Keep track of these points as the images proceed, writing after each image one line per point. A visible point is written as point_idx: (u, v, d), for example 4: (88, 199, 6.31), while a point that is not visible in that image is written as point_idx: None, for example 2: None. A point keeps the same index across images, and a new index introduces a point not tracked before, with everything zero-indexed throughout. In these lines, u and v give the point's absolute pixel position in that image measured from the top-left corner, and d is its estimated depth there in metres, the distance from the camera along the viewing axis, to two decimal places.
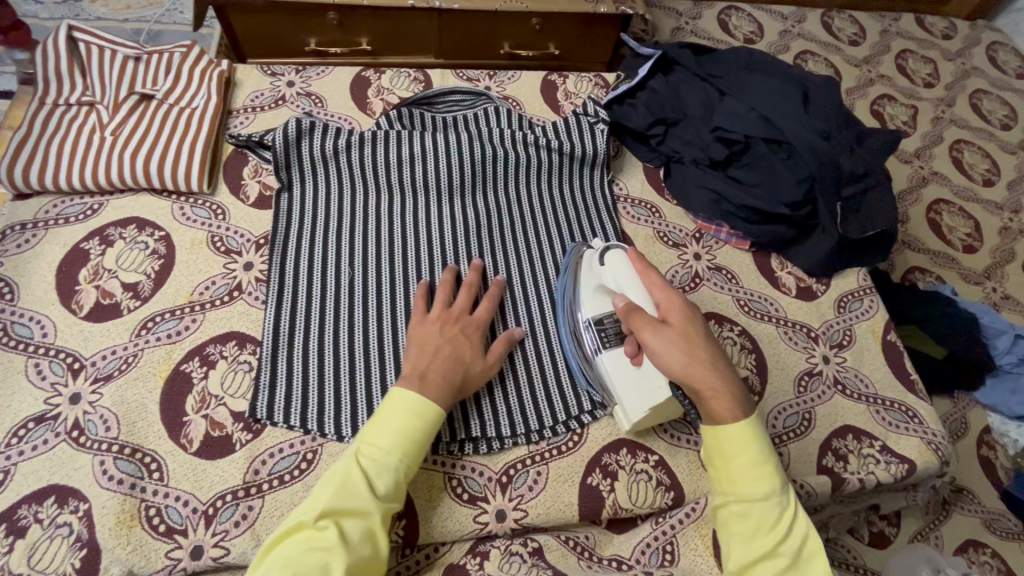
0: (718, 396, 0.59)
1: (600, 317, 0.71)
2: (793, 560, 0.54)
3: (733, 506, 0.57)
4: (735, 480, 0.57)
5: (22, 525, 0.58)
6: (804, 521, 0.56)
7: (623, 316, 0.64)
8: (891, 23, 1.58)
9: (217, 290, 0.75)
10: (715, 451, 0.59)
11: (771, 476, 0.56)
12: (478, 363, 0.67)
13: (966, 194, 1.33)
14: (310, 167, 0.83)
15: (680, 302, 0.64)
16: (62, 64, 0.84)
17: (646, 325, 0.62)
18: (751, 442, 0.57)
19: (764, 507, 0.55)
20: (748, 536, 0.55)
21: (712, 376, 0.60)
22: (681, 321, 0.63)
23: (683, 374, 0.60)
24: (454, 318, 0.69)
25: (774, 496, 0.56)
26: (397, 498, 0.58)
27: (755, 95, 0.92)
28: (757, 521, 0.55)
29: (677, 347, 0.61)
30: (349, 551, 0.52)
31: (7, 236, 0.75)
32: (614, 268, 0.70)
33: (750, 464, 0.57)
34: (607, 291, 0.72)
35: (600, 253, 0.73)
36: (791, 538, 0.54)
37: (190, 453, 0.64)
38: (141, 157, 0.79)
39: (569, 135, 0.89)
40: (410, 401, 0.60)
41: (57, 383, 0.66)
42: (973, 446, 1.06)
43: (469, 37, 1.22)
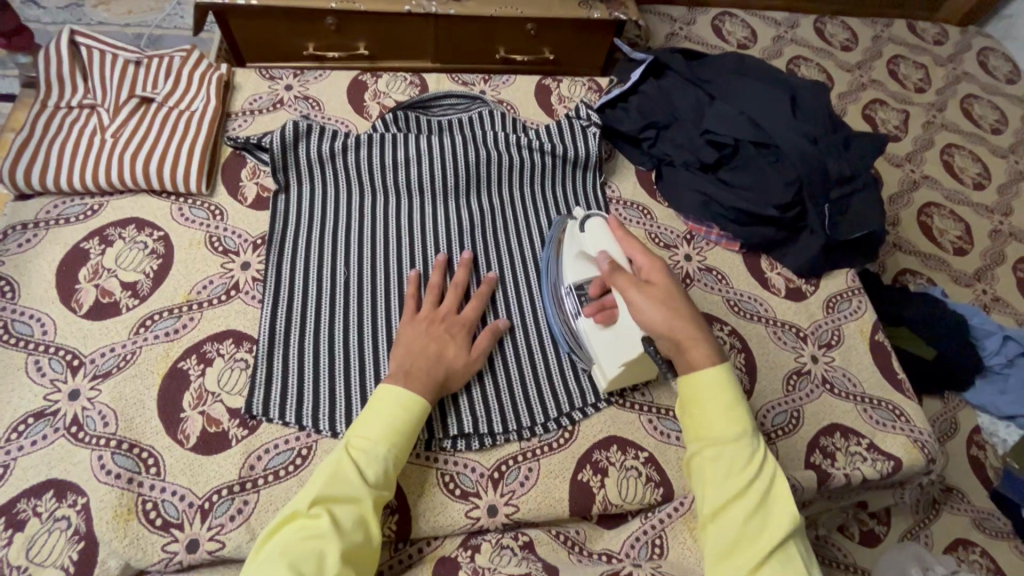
0: (698, 346, 0.61)
1: (580, 283, 0.74)
2: (763, 498, 0.55)
3: (704, 453, 0.59)
4: (706, 427, 0.59)
5: (21, 518, 0.59)
6: (773, 461, 0.58)
7: (608, 275, 0.67)
8: (883, 29, 1.60)
9: (214, 289, 0.76)
10: (688, 398, 0.61)
11: (741, 419, 0.58)
12: (459, 362, 0.68)
13: (957, 197, 1.35)
14: (307, 170, 0.84)
15: (661, 264, 0.67)
16: (65, 68, 0.86)
17: (628, 283, 0.65)
18: (719, 387, 0.59)
19: (735, 449, 0.57)
20: (721, 478, 0.57)
21: (692, 329, 0.62)
22: (663, 281, 0.65)
23: (664, 327, 0.62)
24: (441, 317, 0.71)
25: (744, 438, 0.58)
26: (388, 487, 0.60)
27: (745, 99, 0.94)
28: (728, 462, 0.57)
29: (659, 303, 0.63)
30: (342, 538, 0.53)
31: (9, 235, 0.77)
32: (595, 235, 0.72)
33: (721, 408, 0.59)
34: (586, 257, 0.74)
35: (580, 223, 0.76)
36: (758, 479, 0.56)
37: (187, 448, 0.65)
38: (141, 158, 0.81)
39: (561, 137, 0.90)
40: (398, 397, 0.62)
41: (56, 380, 0.67)
42: (963, 446, 1.07)
43: (465, 42, 1.24)
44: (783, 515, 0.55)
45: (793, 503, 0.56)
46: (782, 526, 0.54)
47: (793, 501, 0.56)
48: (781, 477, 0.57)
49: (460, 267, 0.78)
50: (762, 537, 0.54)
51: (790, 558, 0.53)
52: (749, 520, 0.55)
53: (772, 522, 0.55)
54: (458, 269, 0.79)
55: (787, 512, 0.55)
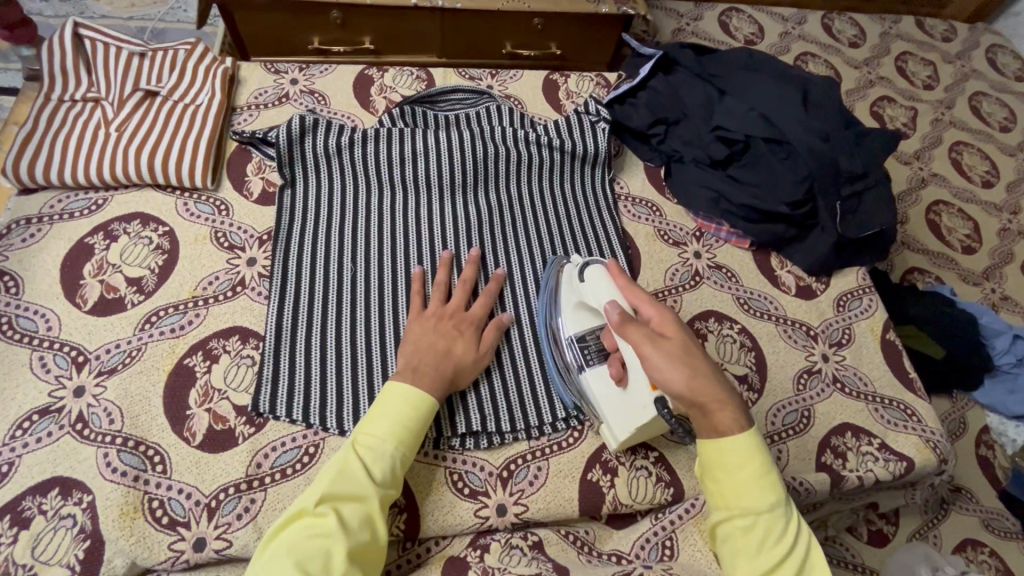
0: (723, 408, 0.57)
1: (581, 333, 0.71)
2: (800, 571, 0.53)
3: (735, 522, 0.56)
4: (736, 495, 0.56)
5: (26, 516, 0.59)
6: (806, 531, 0.56)
7: (620, 329, 0.62)
8: (891, 25, 1.59)
9: (220, 285, 0.75)
10: (717, 465, 0.57)
11: (773, 488, 0.55)
12: (468, 358, 0.68)
13: (965, 195, 1.34)
14: (313, 165, 0.83)
15: (673, 317, 0.63)
16: (68, 61, 0.85)
17: (644, 338, 0.60)
18: (751, 456, 0.56)
19: (769, 521, 0.54)
20: (755, 550, 0.54)
21: (715, 388, 0.58)
22: (679, 335, 0.61)
23: (687, 390, 0.57)
24: (449, 314, 0.70)
25: (778, 507, 0.55)
26: (395, 485, 0.59)
27: (755, 95, 0.92)
28: (762, 534, 0.54)
29: (678, 361, 0.58)
30: (349, 536, 0.53)
31: (13, 230, 0.76)
32: (594, 285, 0.69)
33: (753, 476, 0.56)
34: (585, 307, 0.72)
35: (579, 269, 0.73)
36: (794, 551, 0.53)
37: (193, 446, 0.65)
38: (146, 152, 0.80)
39: (570, 134, 0.89)
40: (405, 394, 0.61)
41: (61, 376, 0.67)
42: (972, 446, 1.06)
43: (471, 36, 1.23)
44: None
45: (830, 575, 0.53)
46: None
47: (828, 573, 0.54)
48: (814, 545, 0.55)
49: (467, 266, 0.77)
50: None
51: None
52: None
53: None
54: (465, 268, 0.78)
55: None
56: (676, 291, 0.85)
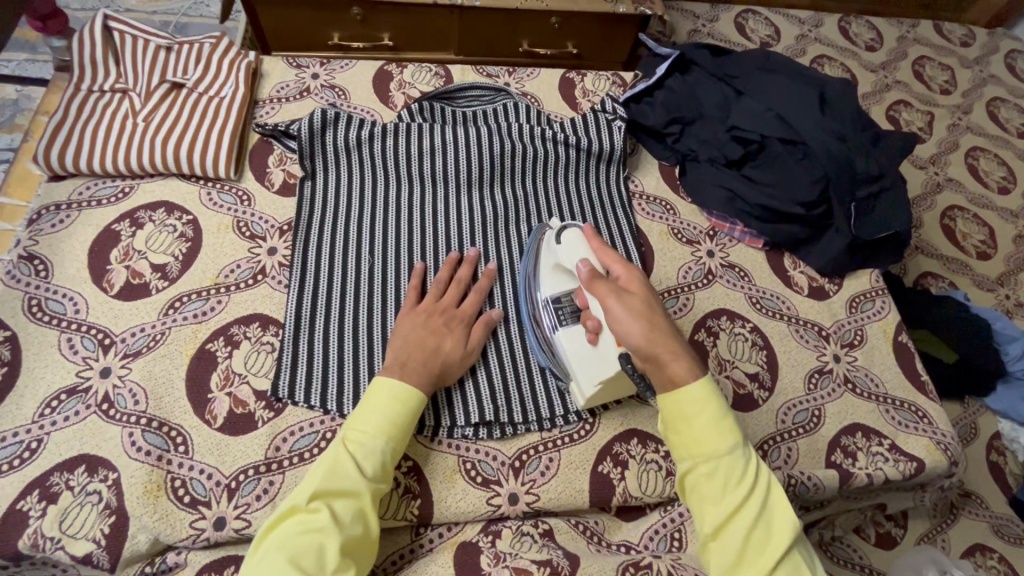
0: (680, 361, 0.57)
1: (557, 296, 0.72)
2: (763, 508, 0.53)
3: (697, 469, 0.56)
4: (697, 443, 0.56)
5: (54, 491, 0.61)
6: (767, 469, 0.56)
7: (588, 284, 0.64)
8: (910, 29, 1.58)
9: (242, 273, 0.77)
10: (675, 416, 0.57)
11: (730, 431, 0.56)
12: (456, 354, 0.69)
13: (981, 201, 1.33)
14: (334, 159, 0.85)
15: (640, 276, 0.63)
16: (98, 52, 0.87)
17: (609, 292, 0.62)
18: (706, 401, 0.56)
19: (729, 465, 0.54)
20: (719, 496, 0.54)
21: (673, 343, 0.58)
22: (643, 292, 0.62)
23: (645, 341, 0.58)
24: (439, 310, 0.71)
25: (738, 449, 0.55)
26: (386, 479, 0.60)
27: (773, 95, 0.93)
28: (724, 478, 0.54)
29: (639, 314, 0.59)
30: (341, 531, 0.54)
31: (43, 216, 0.78)
32: (570, 247, 0.70)
33: (710, 421, 0.56)
34: (564, 270, 0.72)
35: (556, 233, 0.73)
36: (756, 489, 0.54)
37: (214, 429, 0.66)
38: (171, 143, 0.82)
39: (587, 132, 0.90)
40: (393, 389, 0.62)
41: (88, 358, 0.69)
42: (983, 452, 1.06)
43: (489, 34, 1.24)
44: (785, 523, 0.53)
45: (790, 506, 0.54)
46: (785, 535, 0.52)
47: (791, 507, 0.54)
48: (775, 481, 0.56)
49: (463, 265, 0.78)
50: (769, 545, 0.52)
51: (796, 564, 0.52)
52: (753, 534, 0.52)
53: (776, 531, 0.53)
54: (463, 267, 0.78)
55: (787, 516, 0.53)
56: (688, 288, 0.86)
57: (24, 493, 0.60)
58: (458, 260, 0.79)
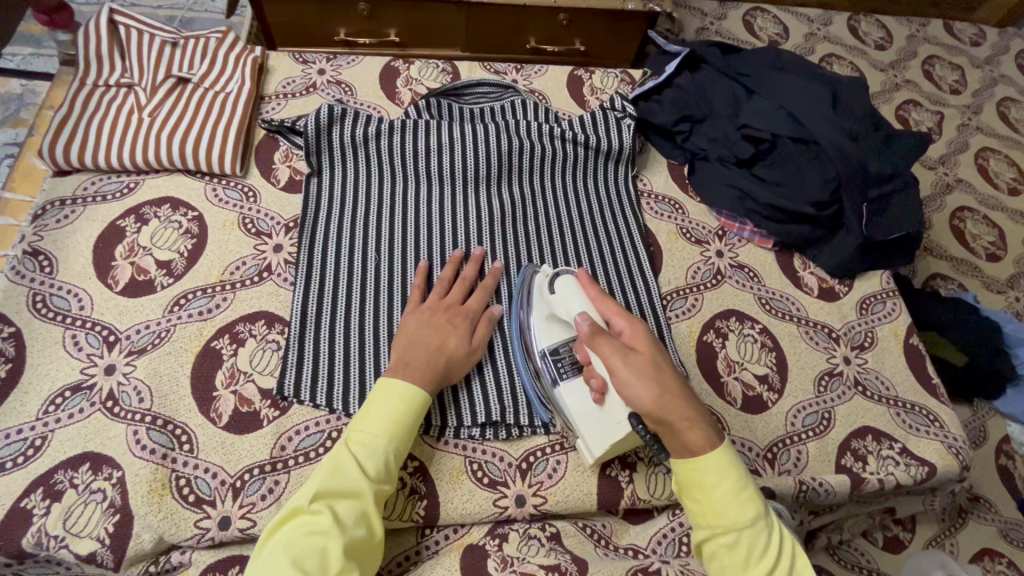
0: (692, 425, 0.56)
1: (555, 346, 0.69)
2: None
3: (719, 540, 0.54)
4: (719, 513, 0.55)
5: (58, 489, 0.60)
6: (788, 537, 0.55)
7: (589, 342, 0.61)
8: (919, 28, 1.56)
9: (248, 270, 0.76)
10: (693, 483, 0.56)
11: (752, 501, 0.55)
12: (461, 352, 0.68)
13: (992, 202, 1.32)
14: (340, 156, 0.84)
15: (643, 330, 0.62)
16: (103, 46, 0.86)
17: (615, 351, 0.59)
18: (728, 472, 0.55)
19: (752, 536, 0.53)
20: (740, 568, 0.53)
21: (684, 404, 0.57)
22: (649, 349, 0.60)
23: (655, 405, 0.56)
24: (444, 307, 0.71)
25: (760, 519, 0.54)
26: (390, 480, 0.59)
27: (784, 93, 0.92)
28: (747, 550, 0.53)
29: (647, 376, 0.57)
30: (344, 533, 0.53)
31: (48, 211, 0.78)
32: (564, 296, 0.67)
33: (732, 491, 0.54)
34: (558, 320, 0.69)
35: (549, 281, 0.71)
36: (780, 562, 0.53)
37: (220, 427, 0.66)
38: (177, 139, 0.81)
39: (596, 130, 0.89)
40: (397, 387, 0.61)
41: (93, 355, 0.68)
42: (991, 456, 1.05)
43: (496, 31, 1.23)
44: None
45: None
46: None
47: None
48: (798, 552, 0.55)
49: (469, 263, 0.77)
50: None
51: None
52: None
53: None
54: (469, 264, 0.78)
55: None
56: (698, 289, 0.85)
57: (28, 491, 0.60)
58: (464, 257, 0.79)
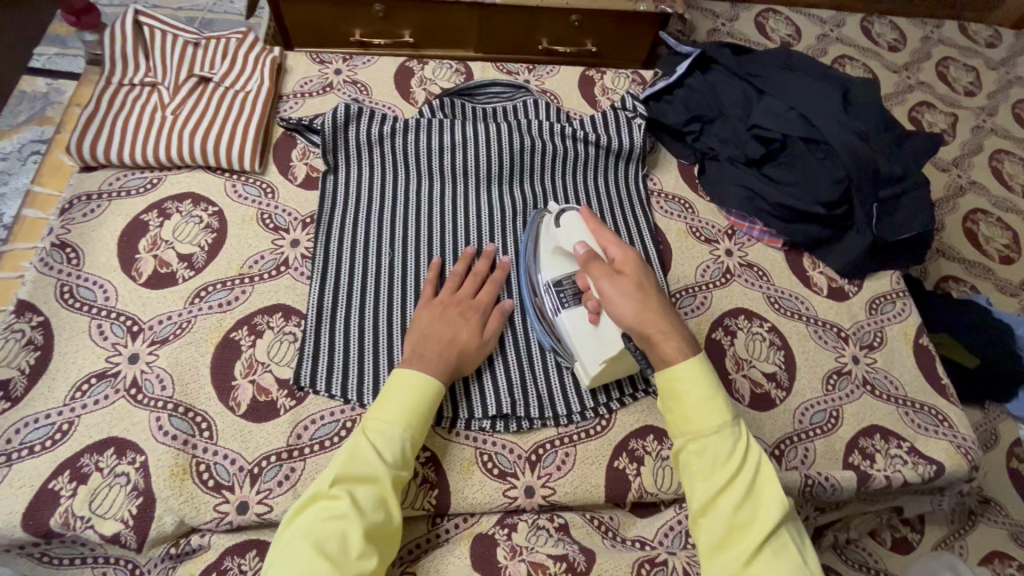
0: (669, 341, 0.59)
1: (558, 278, 0.73)
2: (751, 485, 0.55)
3: (689, 446, 0.58)
4: (688, 421, 0.58)
5: (84, 472, 0.62)
6: (757, 446, 0.57)
7: (583, 264, 0.64)
8: (934, 29, 1.56)
9: (265, 264, 0.79)
10: (667, 392, 0.59)
11: (720, 409, 0.57)
12: (473, 344, 0.69)
13: (1006, 205, 1.31)
14: (356, 153, 0.86)
15: (634, 254, 0.64)
16: (128, 47, 0.89)
17: (602, 273, 0.63)
18: (696, 380, 0.58)
19: (717, 441, 0.56)
20: (707, 473, 0.56)
21: (664, 322, 0.60)
22: (637, 272, 0.63)
23: (635, 322, 0.60)
24: (457, 302, 0.72)
25: (726, 428, 0.57)
26: (407, 467, 0.61)
27: (796, 94, 0.92)
28: (712, 456, 0.56)
29: (631, 296, 0.61)
30: (364, 518, 0.55)
31: (75, 205, 0.80)
32: (569, 230, 0.70)
33: (699, 399, 0.57)
34: (563, 252, 0.73)
35: (555, 217, 0.74)
36: (743, 468, 0.55)
37: (238, 415, 0.68)
38: (199, 136, 0.83)
39: (606, 129, 0.90)
40: (413, 380, 0.63)
41: (117, 344, 0.70)
42: (1003, 458, 1.05)
43: (508, 32, 1.25)
44: (773, 501, 0.54)
45: (779, 486, 0.55)
46: (772, 512, 0.54)
47: (780, 488, 0.55)
48: (766, 463, 0.56)
49: (481, 258, 0.78)
50: (755, 524, 0.53)
51: (783, 543, 0.53)
52: (739, 509, 0.54)
53: (762, 509, 0.54)
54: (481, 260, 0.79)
55: (774, 495, 0.54)
56: (706, 287, 0.86)
57: (56, 473, 0.62)
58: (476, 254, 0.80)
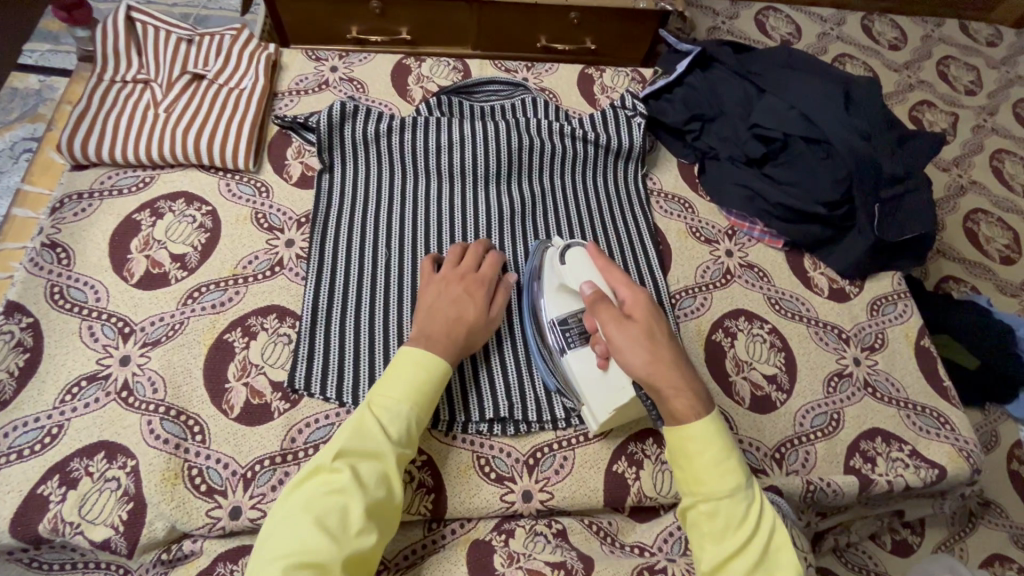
0: (681, 396, 0.58)
1: (564, 316, 0.70)
2: (764, 552, 0.53)
3: (700, 507, 0.56)
4: (700, 480, 0.56)
5: (74, 477, 0.61)
6: (771, 511, 0.56)
7: (591, 308, 0.63)
8: (935, 28, 1.55)
9: (259, 265, 0.77)
10: (679, 451, 0.58)
11: (734, 472, 0.56)
12: (480, 321, 0.68)
13: (1007, 205, 1.30)
14: (352, 152, 0.85)
15: (644, 298, 0.63)
16: (120, 43, 0.87)
17: (610, 319, 0.61)
18: (710, 440, 0.57)
19: (731, 505, 0.55)
20: (718, 536, 0.54)
21: (675, 374, 0.59)
22: (647, 318, 0.62)
23: (645, 372, 0.59)
24: (460, 276, 0.70)
25: (741, 491, 0.55)
26: (411, 445, 0.60)
27: (797, 93, 0.91)
28: (725, 519, 0.54)
29: (639, 343, 0.59)
30: (365, 493, 0.54)
31: (66, 204, 0.79)
32: (575, 267, 0.68)
33: (714, 460, 0.56)
34: (569, 290, 0.70)
35: (560, 253, 0.71)
36: (757, 535, 0.54)
37: (231, 419, 0.67)
38: (192, 134, 0.82)
39: (606, 128, 0.89)
40: (422, 357, 0.62)
41: (108, 346, 0.69)
42: (1003, 460, 1.04)
43: (506, 30, 1.24)
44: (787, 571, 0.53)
45: (793, 556, 0.54)
46: None
47: (793, 557, 0.54)
48: (780, 531, 0.55)
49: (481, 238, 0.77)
50: None
51: None
52: None
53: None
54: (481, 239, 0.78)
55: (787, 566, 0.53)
56: (706, 288, 0.85)
57: (45, 478, 0.61)
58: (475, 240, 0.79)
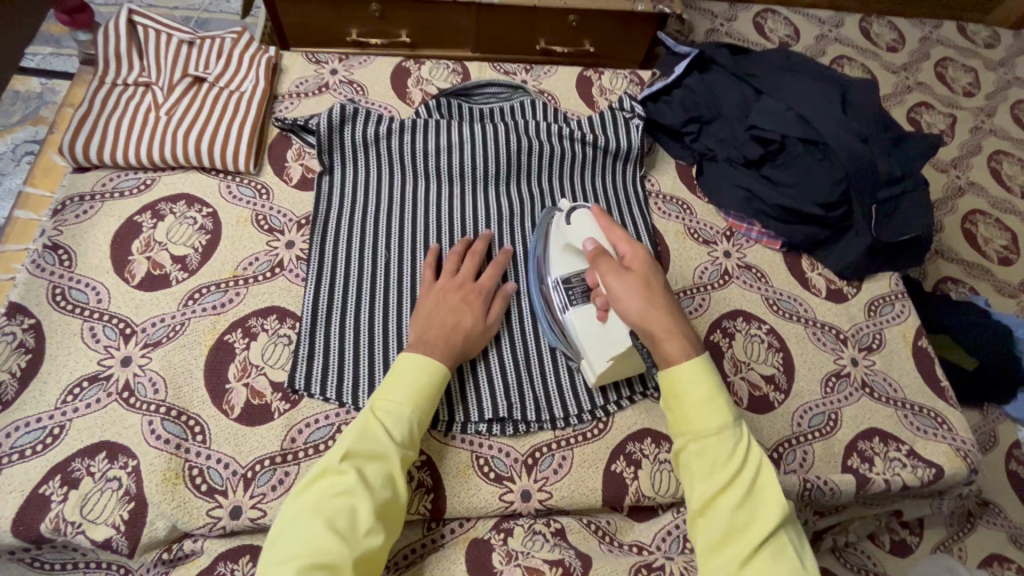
0: (674, 340, 0.59)
1: (567, 276, 0.72)
2: (751, 487, 0.54)
3: (689, 446, 0.57)
4: (689, 420, 0.58)
5: (75, 477, 0.62)
6: (759, 446, 0.57)
7: (592, 260, 0.64)
8: (932, 30, 1.55)
9: (260, 266, 0.78)
10: (670, 394, 0.59)
11: (722, 409, 0.57)
12: (477, 329, 0.69)
13: (1005, 206, 1.31)
14: (352, 153, 0.85)
15: (644, 251, 0.63)
16: (122, 46, 0.88)
17: (609, 269, 0.62)
18: (699, 379, 0.57)
19: (719, 441, 0.56)
20: (707, 473, 0.56)
21: (669, 321, 0.60)
22: (644, 269, 0.62)
23: (638, 317, 0.60)
24: (458, 286, 0.71)
25: (728, 429, 0.56)
26: (414, 447, 0.60)
27: (795, 94, 0.91)
28: (712, 457, 0.56)
29: (635, 290, 0.60)
30: (372, 495, 0.54)
31: (67, 206, 0.80)
32: (579, 226, 0.71)
33: (703, 399, 0.57)
34: (574, 250, 0.72)
35: (566, 215, 0.75)
36: (744, 470, 0.55)
37: (232, 419, 0.67)
38: (193, 136, 0.83)
39: (604, 130, 0.90)
40: (423, 363, 0.62)
41: (109, 347, 0.70)
42: (1001, 460, 1.04)
43: (506, 32, 1.24)
44: (773, 503, 0.54)
45: (781, 490, 0.54)
46: (771, 514, 0.53)
47: (781, 491, 0.54)
48: (769, 467, 0.56)
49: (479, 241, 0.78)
50: (751, 529, 0.53)
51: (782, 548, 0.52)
52: (739, 511, 0.53)
53: (761, 512, 0.53)
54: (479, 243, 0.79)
55: (774, 499, 0.54)
56: (704, 289, 0.85)
57: (47, 478, 0.61)
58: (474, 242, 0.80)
